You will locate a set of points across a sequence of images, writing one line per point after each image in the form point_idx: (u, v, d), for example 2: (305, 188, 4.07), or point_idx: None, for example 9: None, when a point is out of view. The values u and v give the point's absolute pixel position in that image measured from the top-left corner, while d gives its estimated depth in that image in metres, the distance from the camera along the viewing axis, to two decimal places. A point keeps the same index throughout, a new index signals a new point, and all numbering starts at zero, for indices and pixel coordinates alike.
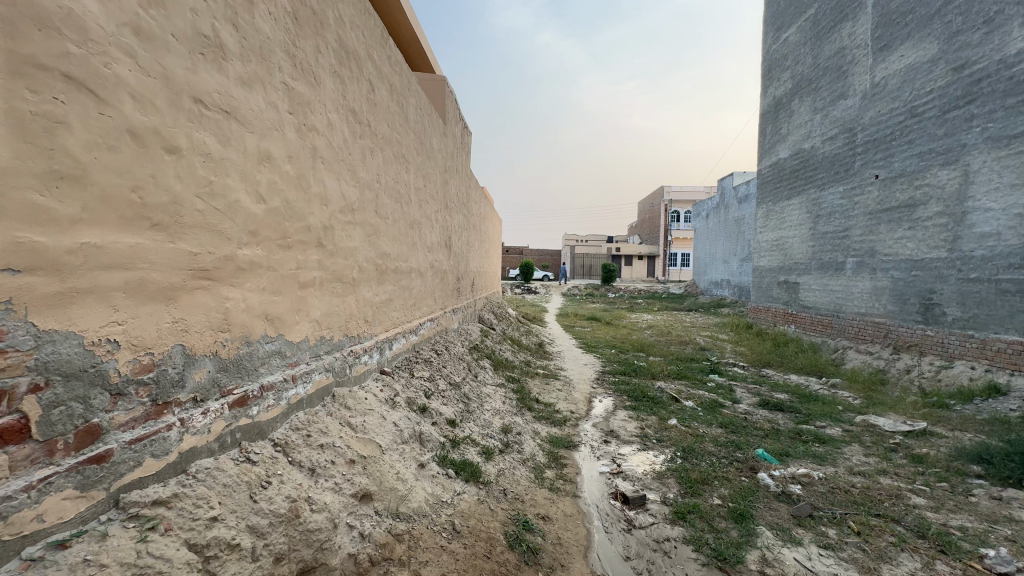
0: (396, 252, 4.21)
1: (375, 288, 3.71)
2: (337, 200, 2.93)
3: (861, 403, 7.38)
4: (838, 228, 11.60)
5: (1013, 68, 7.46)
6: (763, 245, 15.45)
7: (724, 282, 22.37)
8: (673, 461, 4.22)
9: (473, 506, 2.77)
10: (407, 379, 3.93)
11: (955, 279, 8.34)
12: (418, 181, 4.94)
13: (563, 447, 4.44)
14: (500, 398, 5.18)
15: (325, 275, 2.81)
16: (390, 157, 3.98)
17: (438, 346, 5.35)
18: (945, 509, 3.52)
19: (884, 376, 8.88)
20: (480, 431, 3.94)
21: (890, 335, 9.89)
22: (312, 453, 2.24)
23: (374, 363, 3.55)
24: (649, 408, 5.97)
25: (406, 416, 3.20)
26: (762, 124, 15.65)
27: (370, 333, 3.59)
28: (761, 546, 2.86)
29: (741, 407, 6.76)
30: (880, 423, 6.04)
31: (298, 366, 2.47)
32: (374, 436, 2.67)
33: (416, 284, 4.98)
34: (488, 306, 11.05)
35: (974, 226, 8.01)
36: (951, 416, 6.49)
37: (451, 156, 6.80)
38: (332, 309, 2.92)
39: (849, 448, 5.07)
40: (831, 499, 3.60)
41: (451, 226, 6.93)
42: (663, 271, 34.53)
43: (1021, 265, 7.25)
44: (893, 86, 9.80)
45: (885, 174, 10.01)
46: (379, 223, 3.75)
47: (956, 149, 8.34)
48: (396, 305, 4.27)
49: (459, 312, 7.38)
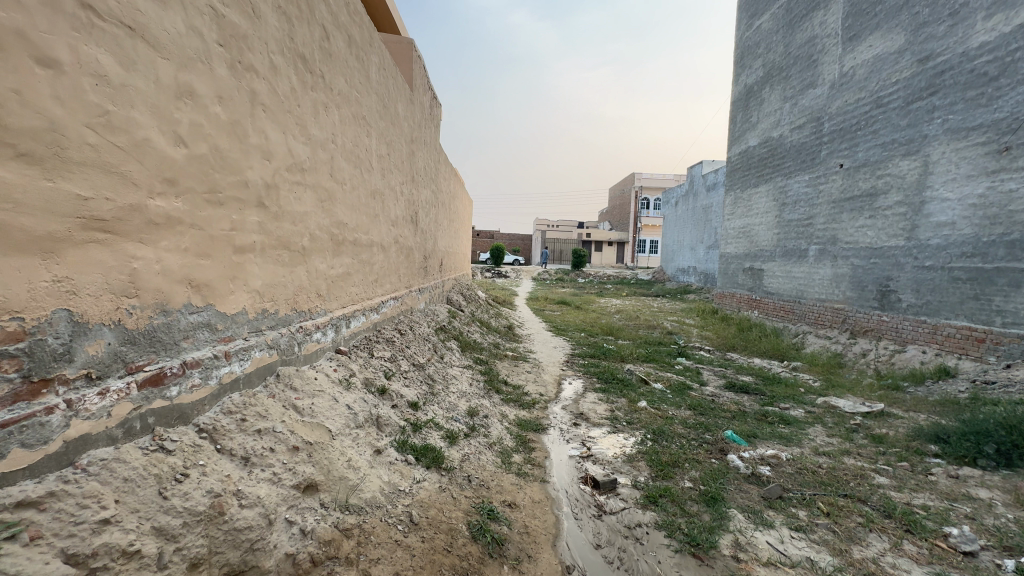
0: (355, 222, 3.88)
1: (330, 261, 3.38)
2: (283, 157, 2.59)
3: (821, 385, 7.58)
4: (803, 216, 11.83)
5: (975, 61, 7.61)
6: (730, 232, 15.66)
7: (691, 269, 22.74)
8: (643, 443, 4.12)
9: (434, 494, 2.56)
10: (366, 359, 3.65)
11: (911, 266, 8.61)
12: (381, 149, 4.58)
13: (532, 430, 4.27)
14: (467, 379, 4.96)
15: (269, 240, 2.49)
16: (348, 117, 3.62)
17: (402, 326, 5.07)
18: (907, 488, 3.55)
19: (842, 360, 9.18)
20: (443, 414, 3.72)
21: (847, 320, 10.21)
22: (246, 440, 1.96)
23: (328, 341, 3.26)
24: (619, 391, 5.89)
25: (363, 399, 2.94)
26: (732, 111, 15.75)
27: (323, 308, 3.29)
28: (734, 530, 2.77)
29: (708, 389, 6.80)
30: (840, 404, 6.17)
31: (232, 342, 2.16)
32: (323, 420, 2.40)
33: (378, 259, 4.66)
34: (457, 288, 10.78)
35: (931, 216, 8.25)
36: (905, 397, 6.72)
37: (419, 127, 6.42)
38: (277, 280, 2.60)
39: (813, 429, 5.13)
40: (799, 480, 3.57)
41: (418, 202, 6.59)
42: (632, 257, 34.95)
43: (973, 253, 7.52)
44: (861, 76, 9.94)
45: (850, 164, 10.20)
46: (335, 188, 3.41)
47: (918, 139, 8.53)
48: (355, 280, 3.96)
49: (425, 292, 7.08)
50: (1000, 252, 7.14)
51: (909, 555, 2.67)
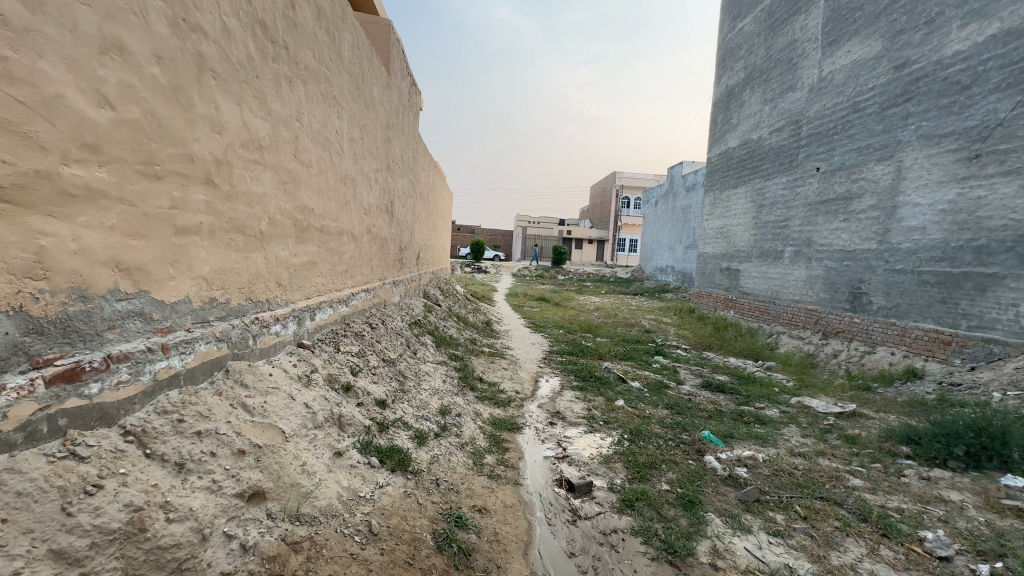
0: (322, 208, 3.65)
1: (293, 248, 3.15)
2: (237, 131, 2.36)
3: (794, 385, 7.66)
4: (779, 218, 11.98)
5: (949, 69, 7.75)
6: (709, 232, 15.81)
7: (669, 268, 22.94)
8: (620, 444, 4.01)
9: (398, 501, 2.38)
10: (331, 354, 3.43)
11: (882, 269, 8.77)
12: (354, 132, 4.35)
13: (506, 430, 4.11)
14: (440, 376, 4.78)
15: (219, 223, 2.27)
16: (316, 95, 3.38)
17: (373, 320, 4.85)
18: (881, 490, 3.53)
19: (814, 360, 9.31)
20: (413, 413, 3.54)
21: (820, 321, 10.38)
22: (183, 443, 1.75)
23: (288, 334, 3.04)
24: (596, 389, 5.79)
25: (324, 396, 2.74)
26: (713, 112, 15.87)
27: (284, 298, 3.06)
28: (711, 536, 2.68)
29: (685, 388, 6.77)
30: (813, 404, 6.21)
31: (170, 334, 1.94)
32: (277, 420, 2.20)
33: (348, 249, 4.42)
34: (435, 282, 10.54)
35: (902, 220, 8.40)
36: (875, 398, 6.82)
37: (396, 113, 6.18)
38: (228, 267, 2.38)
39: (788, 429, 5.12)
40: (775, 482, 3.52)
41: (394, 191, 6.35)
42: (612, 255, 35.12)
43: (941, 258, 7.68)
44: (839, 81, 10.07)
45: (826, 167, 10.34)
46: (299, 170, 3.17)
47: (892, 145, 8.67)
48: (321, 270, 3.73)
49: (400, 285, 6.85)
50: (967, 257, 7.30)
51: (886, 560, 2.62)
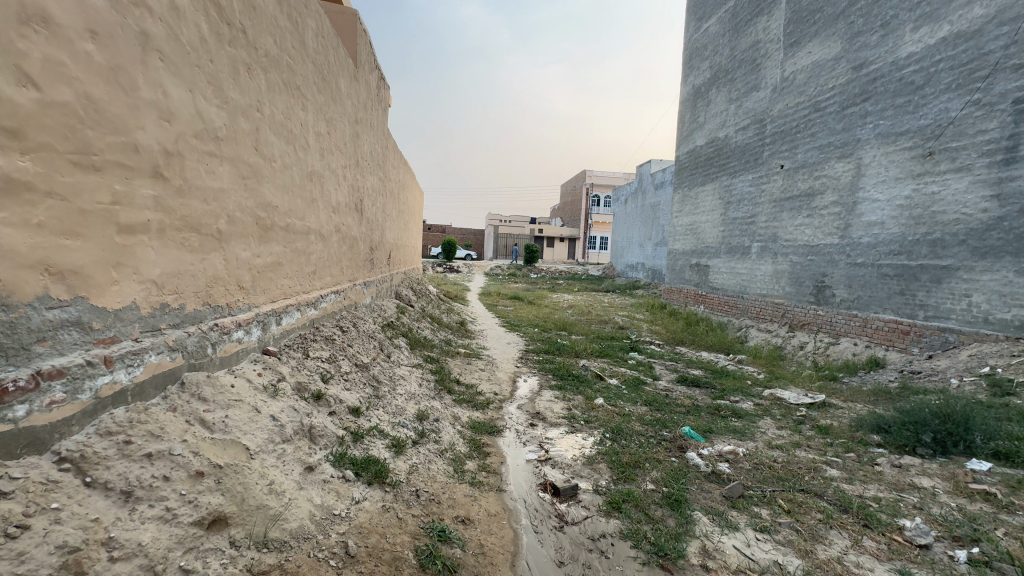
0: (287, 206, 3.43)
1: (255, 248, 2.94)
2: (189, 120, 2.15)
3: (765, 377, 7.83)
4: (746, 215, 12.27)
5: (903, 70, 8.07)
6: (678, 229, 16.07)
7: (640, 265, 23.26)
8: (603, 443, 3.95)
9: (376, 517, 2.23)
10: (299, 361, 3.23)
11: (844, 263, 9.08)
12: (319, 126, 4.12)
13: (486, 434, 3.99)
14: (416, 380, 4.61)
15: (171, 221, 2.06)
16: (278, 84, 3.16)
17: (344, 323, 4.63)
18: (858, 480, 3.60)
19: (782, 352, 9.57)
20: (390, 420, 3.38)
21: (786, 314, 10.68)
22: (130, 468, 1.55)
23: (251, 341, 2.82)
24: (575, 387, 5.73)
25: (293, 406, 2.55)
26: (681, 112, 16.14)
27: (247, 303, 2.85)
28: (700, 536, 2.63)
29: (661, 384, 6.81)
30: (785, 395, 6.33)
31: (115, 345, 1.73)
32: (240, 436, 2.01)
33: (316, 248, 4.20)
34: (407, 283, 10.29)
35: (862, 215, 8.71)
36: (842, 388, 7.03)
37: (364, 108, 5.95)
38: (183, 269, 2.16)
39: (764, 421, 5.20)
40: (757, 476, 3.53)
41: (363, 189, 6.11)
42: (583, 252, 35.42)
43: (899, 251, 7.99)
44: (800, 81, 10.37)
45: (789, 165, 10.64)
46: (261, 164, 2.96)
47: (852, 143, 8.98)
48: (287, 271, 3.51)
49: (372, 286, 6.62)
50: (923, 250, 7.62)
51: (869, 552, 2.63)
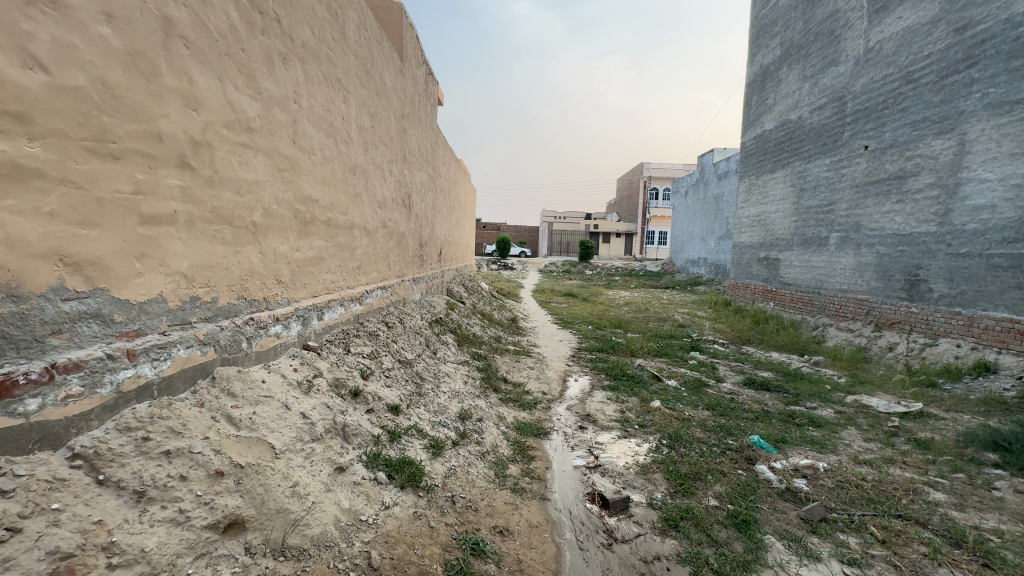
0: (329, 200, 3.40)
1: (295, 242, 2.91)
2: (219, 109, 2.11)
3: (847, 381, 7.03)
4: (823, 203, 11.18)
5: (1020, 27, 6.94)
6: (744, 220, 15.01)
7: (702, 260, 22.06)
8: (659, 451, 3.63)
9: (406, 525, 2.10)
10: (340, 356, 3.18)
11: (944, 253, 7.98)
12: (363, 119, 4.08)
13: (532, 436, 3.78)
14: (461, 377, 4.48)
15: (201, 212, 2.02)
16: (317, 75, 3.12)
17: (390, 319, 4.60)
18: (970, 507, 3.03)
19: (867, 355, 8.60)
20: (431, 418, 3.27)
21: (871, 312, 9.60)
22: (146, 466, 1.50)
23: (291, 336, 2.80)
24: (629, 389, 5.39)
25: (328, 402, 2.48)
26: (747, 94, 15.05)
27: (286, 297, 2.83)
28: (773, 566, 2.28)
29: (726, 386, 6.29)
30: (873, 403, 5.61)
31: (140, 338, 1.70)
32: (267, 434, 1.93)
33: (361, 244, 4.18)
34: (458, 279, 10.29)
35: (967, 199, 7.60)
36: (943, 396, 6.15)
37: (411, 103, 5.92)
38: (215, 262, 2.13)
39: (848, 432, 4.60)
40: (841, 497, 3.07)
41: (411, 184, 6.09)
42: (641, 248, 34.26)
43: (1016, 238, 6.88)
44: (888, 51, 9.26)
45: (875, 145, 9.54)
46: (300, 157, 2.92)
47: (953, 116, 7.86)
48: (330, 266, 3.48)
49: (421, 282, 6.61)
50: None
51: None
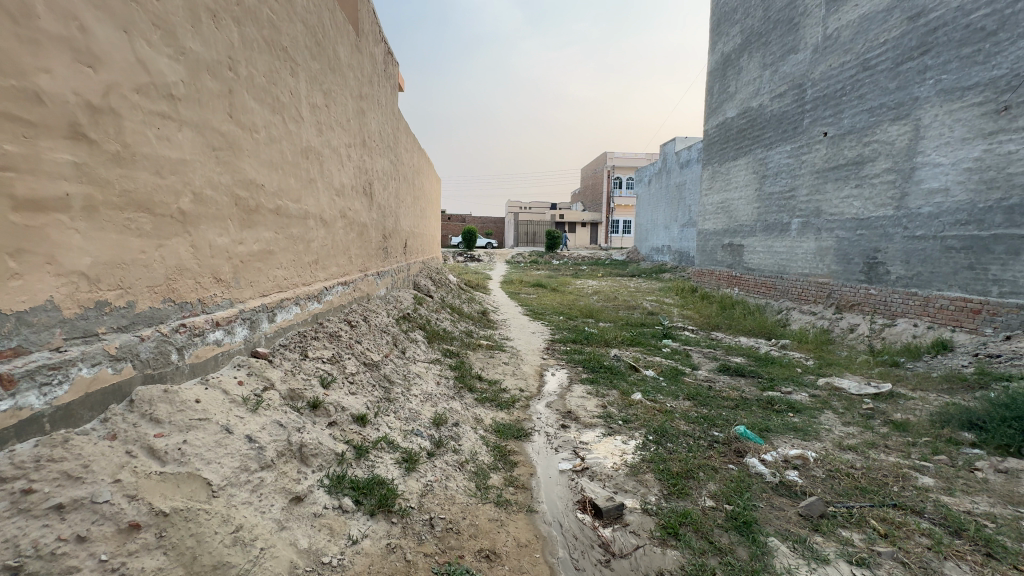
0: (277, 186, 2.99)
1: (236, 234, 2.51)
2: (129, 70, 1.71)
3: (815, 364, 7.14)
4: (784, 189, 11.39)
5: (971, 15, 7.11)
6: (708, 208, 15.19)
7: (666, 248, 22.36)
8: (646, 448, 3.45)
9: (377, 562, 1.80)
10: (296, 362, 2.81)
11: (900, 236, 8.22)
12: (315, 97, 3.66)
13: (513, 439, 3.52)
14: (434, 378, 4.17)
15: (107, 196, 1.63)
16: (257, 40, 2.70)
17: (353, 317, 4.22)
18: (959, 491, 3.00)
19: (830, 337, 8.81)
20: (402, 427, 2.95)
21: (832, 294, 9.86)
22: (26, 530, 1.15)
23: (235, 343, 2.42)
24: (608, 381, 5.21)
25: (283, 418, 2.13)
26: (709, 83, 15.17)
27: (228, 297, 2.44)
28: (783, 573, 2.12)
29: (702, 374, 6.23)
30: (844, 385, 5.66)
31: (20, 361, 1.32)
32: (201, 468, 1.58)
33: (317, 236, 3.77)
34: (425, 272, 9.89)
35: (922, 182, 7.81)
36: (907, 375, 6.30)
37: (369, 83, 5.48)
38: (130, 258, 1.74)
39: (827, 417, 4.59)
40: (835, 488, 2.97)
41: (372, 171, 5.66)
42: (606, 237, 34.53)
43: (967, 221, 7.12)
44: (846, 38, 9.42)
45: (834, 131, 9.73)
46: (239, 135, 2.51)
47: (908, 103, 8.05)
48: (281, 261, 3.09)
49: (386, 276, 6.21)
50: (997, 218, 6.73)
51: None
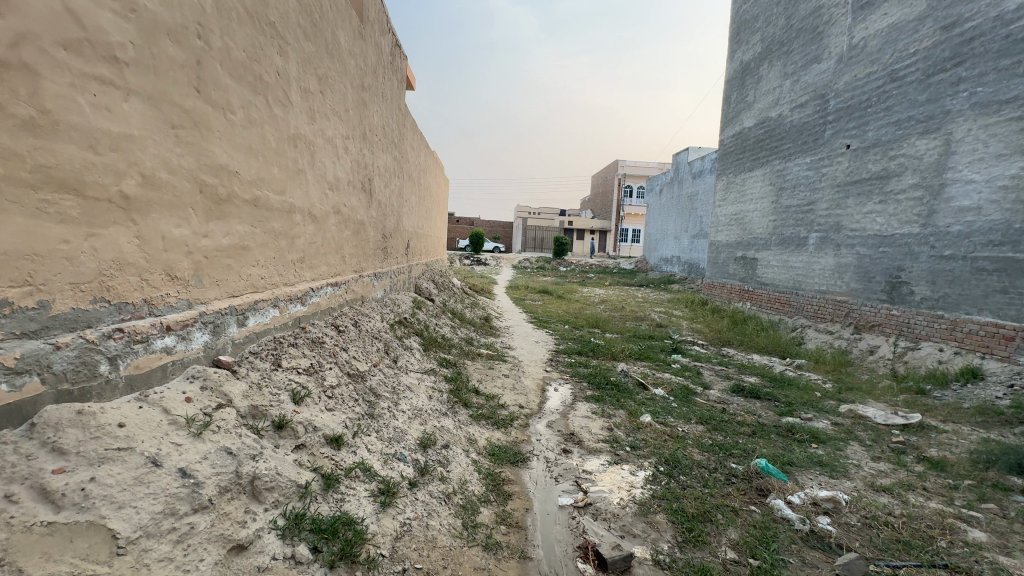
0: (257, 174, 2.68)
1: (200, 226, 2.20)
2: (53, 22, 1.43)
3: (834, 387, 6.72)
4: (803, 202, 10.97)
5: (1011, 25, 6.72)
6: (721, 219, 14.77)
7: (675, 259, 21.92)
8: (657, 481, 3.09)
9: None
10: (267, 373, 2.50)
11: (926, 256, 7.79)
12: (308, 80, 3.37)
13: (509, 465, 3.17)
14: (426, 391, 3.84)
15: (11, 171, 1.34)
16: (237, 9, 2.41)
17: (342, 321, 3.91)
18: (1018, 550, 2.60)
19: (848, 358, 8.39)
20: (383, 451, 2.62)
21: (851, 313, 9.43)
22: None
23: (192, 350, 2.11)
24: (615, 400, 4.84)
25: (235, 445, 1.80)
26: (726, 91, 14.81)
27: (186, 297, 2.13)
28: None
29: (714, 394, 5.85)
30: (869, 413, 5.24)
31: None
32: (109, 515, 1.27)
33: (305, 232, 3.46)
34: (428, 275, 9.59)
35: (952, 200, 7.39)
36: (935, 404, 5.87)
37: (373, 74, 5.19)
38: (46, 248, 1.45)
39: (854, 450, 4.19)
40: (874, 542, 2.58)
41: (372, 167, 5.36)
42: (615, 246, 34.10)
43: (1002, 241, 6.69)
44: (873, 48, 9.05)
45: (857, 144, 9.32)
46: (211, 113, 2.22)
47: (939, 116, 7.65)
48: (258, 258, 2.77)
49: (384, 278, 5.91)
50: None
51: None
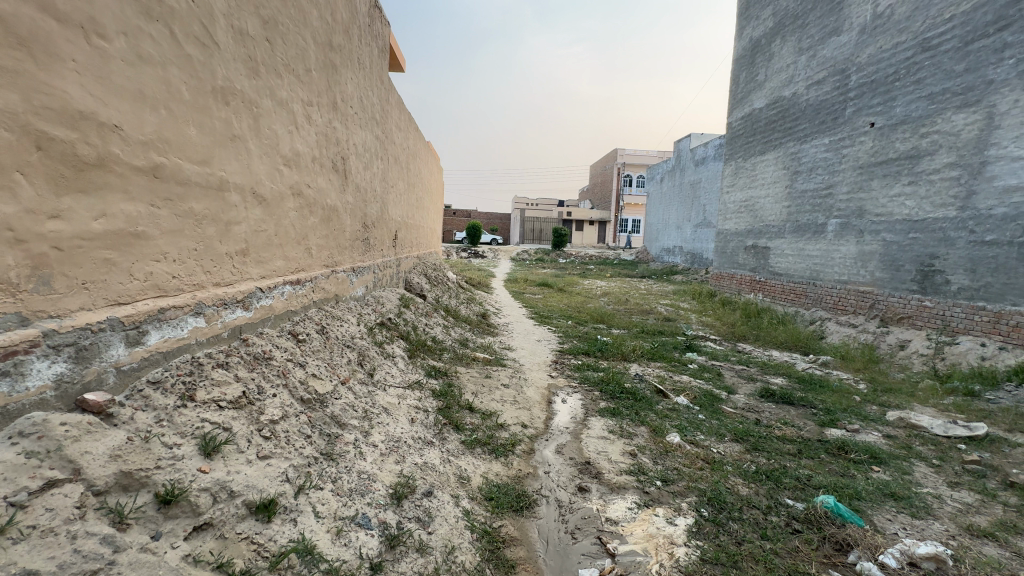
0: (154, 130, 1.92)
1: (40, 202, 1.46)
2: None
3: (870, 389, 6.03)
4: (821, 186, 10.19)
5: None
6: (729, 206, 13.99)
7: (678, 249, 21.15)
8: (704, 535, 2.38)
9: None
10: (167, 411, 1.75)
11: (964, 241, 7.06)
12: (241, 16, 2.57)
13: (510, 515, 2.46)
14: (407, 413, 3.11)
15: None
16: None
17: (302, 328, 3.16)
18: None
19: (876, 354, 7.68)
20: (338, 514, 1.90)
21: (876, 305, 8.67)
22: None
23: (27, 392, 1.39)
24: (633, 414, 4.13)
25: (52, 562, 1.13)
26: (735, 71, 13.98)
27: (16, 311, 1.39)
28: None
29: (741, 401, 5.14)
30: (924, 421, 4.54)
31: None
32: None
33: (244, 217, 2.68)
34: (420, 268, 8.84)
35: (995, 179, 6.65)
36: (991, 409, 5.17)
37: (344, 33, 4.39)
38: None
39: (924, 474, 3.48)
40: None
41: (347, 144, 4.59)
42: (615, 237, 33.30)
43: None
44: (901, 15, 8.24)
45: (883, 122, 8.51)
46: (55, 29, 1.48)
47: (979, 87, 6.88)
48: (167, 249, 2.02)
49: (365, 273, 5.15)
50: None
51: None
